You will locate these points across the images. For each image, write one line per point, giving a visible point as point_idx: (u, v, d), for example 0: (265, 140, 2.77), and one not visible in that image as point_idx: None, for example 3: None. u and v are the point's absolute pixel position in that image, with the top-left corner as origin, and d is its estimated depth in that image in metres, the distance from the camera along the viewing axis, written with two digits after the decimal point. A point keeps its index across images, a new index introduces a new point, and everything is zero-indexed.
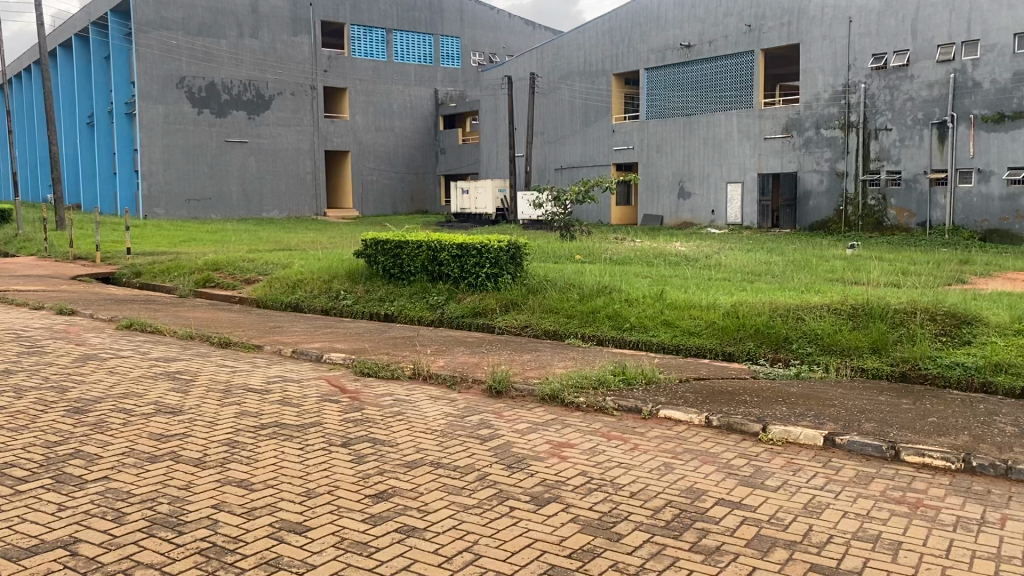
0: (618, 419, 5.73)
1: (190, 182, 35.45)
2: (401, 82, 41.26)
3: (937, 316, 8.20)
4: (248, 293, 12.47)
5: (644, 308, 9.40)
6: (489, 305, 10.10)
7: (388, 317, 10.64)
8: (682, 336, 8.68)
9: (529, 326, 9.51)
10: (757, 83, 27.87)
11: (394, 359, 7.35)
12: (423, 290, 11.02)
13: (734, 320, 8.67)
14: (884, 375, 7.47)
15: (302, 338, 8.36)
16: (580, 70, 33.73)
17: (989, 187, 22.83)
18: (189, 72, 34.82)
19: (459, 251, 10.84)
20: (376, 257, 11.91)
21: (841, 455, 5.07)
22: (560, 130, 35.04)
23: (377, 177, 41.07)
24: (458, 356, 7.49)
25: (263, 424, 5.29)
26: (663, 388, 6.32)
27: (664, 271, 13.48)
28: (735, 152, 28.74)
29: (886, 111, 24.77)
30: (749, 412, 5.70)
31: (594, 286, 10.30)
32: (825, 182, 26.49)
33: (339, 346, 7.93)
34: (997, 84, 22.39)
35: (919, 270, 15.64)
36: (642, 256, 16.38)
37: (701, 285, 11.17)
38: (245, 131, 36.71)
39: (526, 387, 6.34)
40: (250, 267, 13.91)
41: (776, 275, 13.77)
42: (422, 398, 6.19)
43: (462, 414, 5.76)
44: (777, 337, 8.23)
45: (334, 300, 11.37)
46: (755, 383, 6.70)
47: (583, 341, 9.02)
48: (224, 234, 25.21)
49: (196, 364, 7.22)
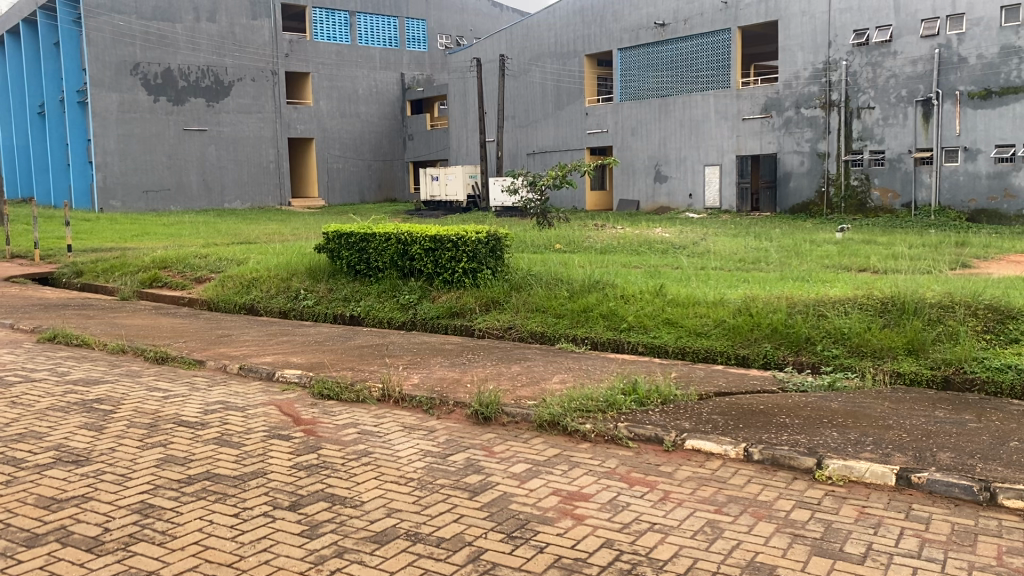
0: (636, 454, 4.67)
1: (148, 173, 33.81)
2: (365, 66, 39.80)
3: (978, 310, 7.18)
4: (198, 293, 11.27)
5: (643, 306, 8.34)
6: (467, 304, 9.00)
7: (354, 319, 9.56)
8: (689, 338, 7.65)
9: (513, 327, 8.45)
10: (734, 63, 26.92)
11: (360, 375, 6.23)
12: (392, 288, 9.86)
13: (747, 318, 7.66)
14: (924, 381, 6.52)
15: (252, 350, 7.20)
16: (551, 51, 32.54)
17: (976, 166, 22.02)
18: (144, 58, 33.16)
19: (431, 245, 9.68)
20: (339, 252, 10.74)
21: (922, 499, 4.05)
22: (532, 114, 33.88)
23: (342, 165, 39.63)
24: (435, 369, 6.39)
25: (192, 476, 4.15)
26: (684, 409, 5.28)
27: (654, 261, 12.50)
28: (713, 134, 27.81)
29: (869, 89, 23.90)
30: (795, 441, 4.67)
31: (582, 280, 9.25)
32: (806, 163, 25.62)
33: (295, 359, 6.79)
34: (984, 59, 21.59)
35: (918, 254, 14.74)
36: (627, 243, 15.35)
37: (697, 277, 10.18)
38: (204, 119, 35.15)
39: (519, 410, 5.26)
40: (202, 263, 12.69)
41: (772, 262, 12.82)
42: (394, 429, 5.07)
43: (444, 451, 4.65)
44: (797, 337, 7.24)
45: (293, 300, 10.26)
46: (786, 399, 5.66)
47: (576, 345, 8.00)
48: (178, 227, 23.80)
49: (121, 387, 6.04)
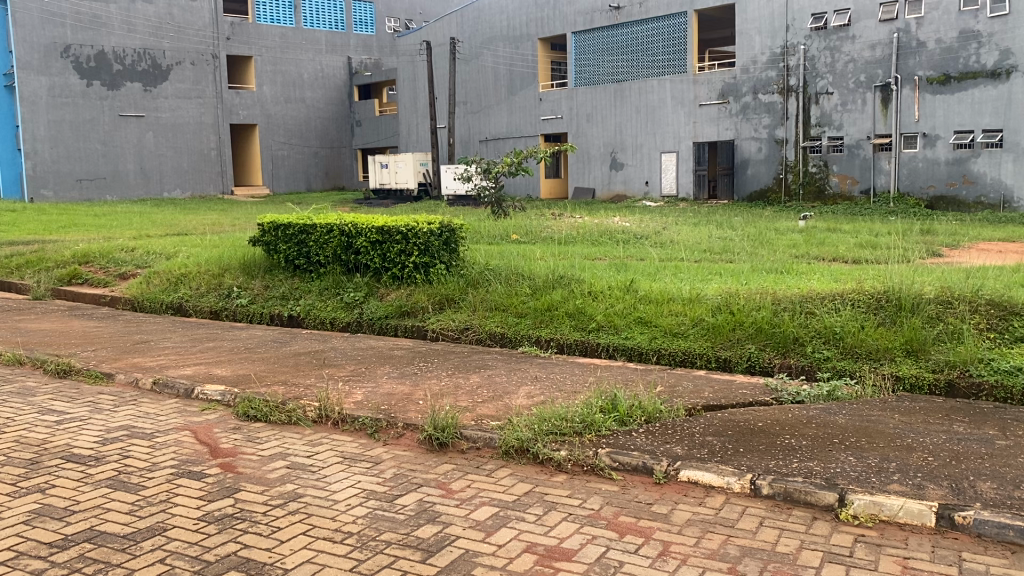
0: (621, 489, 3.90)
1: (81, 161, 32.23)
2: (311, 50, 38.44)
3: (980, 306, 6.56)
4: (121, 291, 10.29)
5: (613, 303, 7.59)
6: (419, 303, 8.18)
7: (294, 320, 8.70)
8: (664, 339, 6.94)
9: (471, 328, 7.68)
10: (691, 47, 26.30)
11: (295, 391, 5.38)
12: (336, 285, 8.98)
13: (728, 317, 6.95)
14: (926, 387, 5.89)
15: (171, 360, 6.30)
16: (503, 35, 31.67)
17: (935, 152, 21.71)
18: (76, 40, 31.54)
19: (378, 237, 8.80)
20: (276, 244, 9.79)
21: (971, 546, 3.35)
22: (484, 100, 32.98)
23: (288, 152, 38.26)
24: (382, 382, 5.58)
25: (69, 537, 3.27)
26: (673, 429, 4.54)
27: (619, 252, 11.81)
28: (669, 120, 27.23)
29: (827, 74, 23.50)
30: (809, 471, 3.94)
31: (544, 275, 8.46)
32: (763, 150, 25.15)
33: (219, 371, 5.91)
34: (943, 43, 21.28)
35: (887, 243, 14.24)
36: (587, 234, 14.60)
37: (665, 270, 9.48)
38: (141, 105, 33.62)
39: (481, 434, 4.47)
40: (127, 258, 11.65)
41: (739, 253, 12.19)
42: (330, 463, 4.25)
43: (390, 491, 3.84)
44: (783, 339, 6.56)
45: (225, 299, 9.36)
46: (786, 414, 4.95)
47: (540, 348, 7.23)
48: (112, 217, 22.52)
49: (7, 410, 5.11)
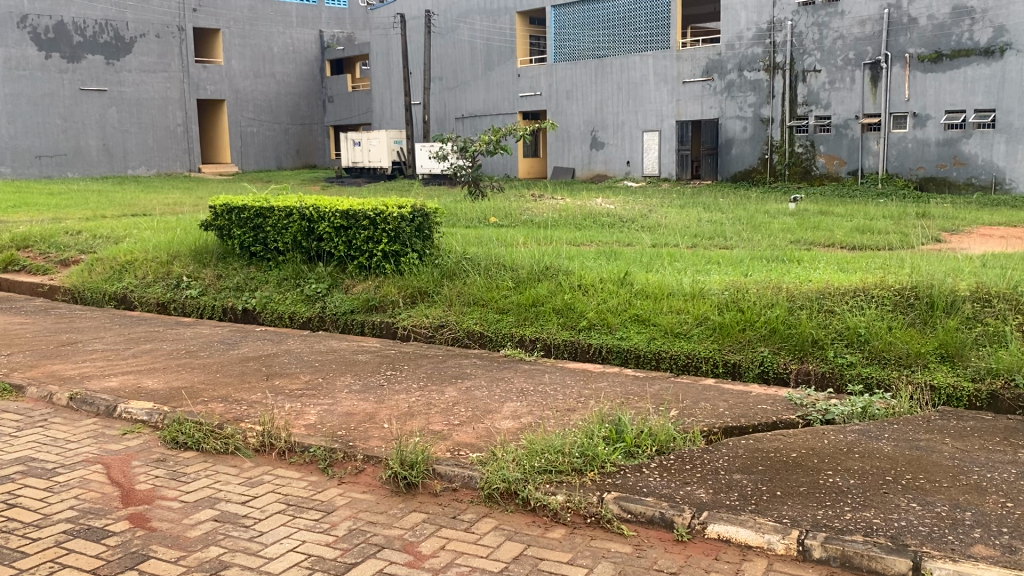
0: (635, 552, 3.10)
1: (40, 136, 30.89)
2: (281, 24, 37.14)
3: (1022, 305, 5.83)
4: (61, 280, 9.38)
5: (606, 298, 6.78)
6: (388, 296, 7.36)
7: (250, 314, 7.87)
8: (665, 340, 6.15)
9: (447, 325, 6.87)
10: (674, 22, 25.43)
11: (236, 409, 4.53)
12: (296, 275, 8.10)
13: (737, 315, 6.16)
14: (966, 398, 5.15)
15: (97, 368, 5.42)
16: (480, 9, 30.61)
17: (925, 132, 21.04)
18: (32, 9, 30.13)
19: (344, 221, 7.92)
20: (229, 229, 8.88)
21: None
22: (460, 76, 31.95)
23: (257, 129, 37.00)
24: (341, 397, 4.72)
25: None
26: (690, 464, 3.74)
27: (605, 238, 11.04)
28: (652, 98, 26.41)
29: (815, 51, 22.72)
30: (870, 526, 3.16)
31: (528, 266, 7.62)
32: (748, 129, 24.39)
33: (150, 383, 5.05)
34: (935, 20, 20.58)
35: (884, 228, 13.54)
36: (569, 217, 13.78)
37: (659, 259, 8.68)
38: (103, 78, 32.25)
39: (458, 472, 3.65)
40: (70, 242, 10.70)
41: (733, 238, 11.45)
42: (271, 513, 3.41)
43: (342, 559, 3.01)
44: (801, 341, 5.79)
45: (174, 290, 8.48)
46: (821, 440, 4.16)
47: (525, 351, 6.45)
48: (67, 195, 21.41)
49: None
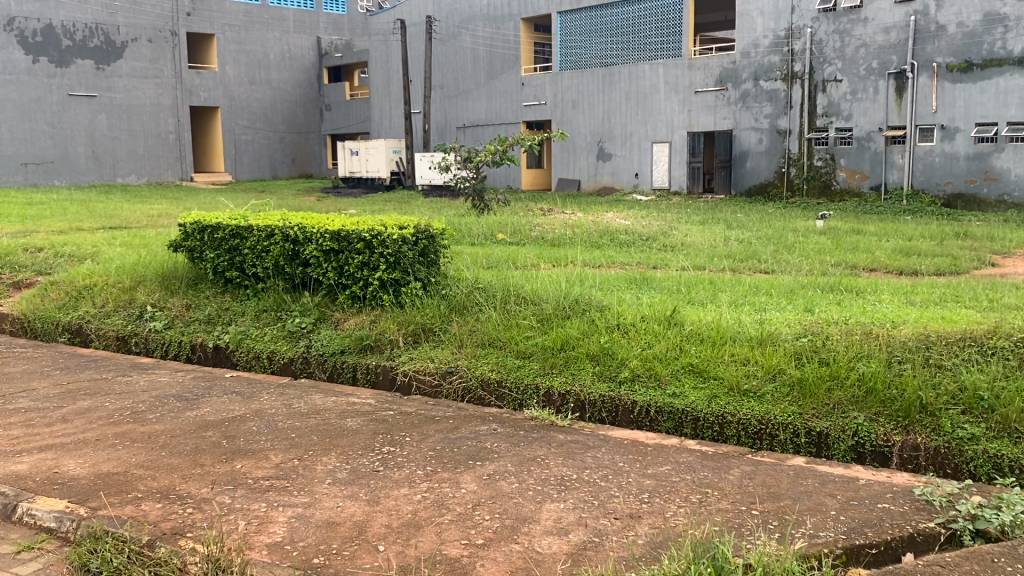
0: None
1: (27, 143, 29.64)
2: (277, 29, 36.00)
3: None
4: (10, 307, 8.16)
5: (653, 342, 5.55)
6: (386, 335, 6.13)
7: (220, 352, 6.65)
8: (730, 399, 4.92)
9: (456, 371, 5.66)
10: (686, 30, 24.24)
11: (177, 514, 3.30)
12: (277, 307, 6.87)
13: (823, 369, 4.94)
14: None
15: (9, 441, 4.20)
16: (482, 15, 29.47)
17: (954, 145, 19.84)
18: (20, 12, 28.91)
19: (334, 244, 6.70)
20: (201, 251, 7.68)
21: None
22: (462, 83, 30.81)
23: (251, 137, 35.81)
24: (320, 495, 3.49)
25: None
26: None
27: (634, 259, 9.89)
28: (662, 108, 25.26)
29: (836, 60, 21.57)
30: None
31: (553, 298, 6.39)
32: (764, 141, 23.21)
33: (70, 466, 3.83)
34: (965, 27, 19.40)
35: (926, 249, 12.34)
36: (584, 233, 12.61)
37: (698, 288, 7.51)
38: (93, 84, 31.07)
39: None
40: (27, 260, 9.50)
41: (771, 260, 10.29)
42: None
43: None
44: (908, 407, 4.56)
45: (136, 321, 7.26)
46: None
47: (555, 411, 5.23)
48: (47, 206, 20.21)
49: None
